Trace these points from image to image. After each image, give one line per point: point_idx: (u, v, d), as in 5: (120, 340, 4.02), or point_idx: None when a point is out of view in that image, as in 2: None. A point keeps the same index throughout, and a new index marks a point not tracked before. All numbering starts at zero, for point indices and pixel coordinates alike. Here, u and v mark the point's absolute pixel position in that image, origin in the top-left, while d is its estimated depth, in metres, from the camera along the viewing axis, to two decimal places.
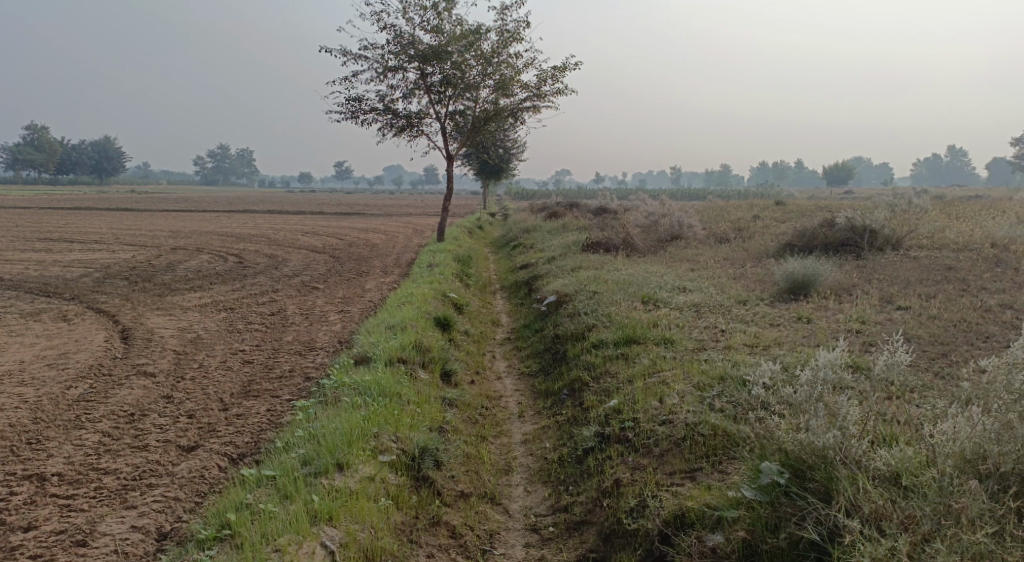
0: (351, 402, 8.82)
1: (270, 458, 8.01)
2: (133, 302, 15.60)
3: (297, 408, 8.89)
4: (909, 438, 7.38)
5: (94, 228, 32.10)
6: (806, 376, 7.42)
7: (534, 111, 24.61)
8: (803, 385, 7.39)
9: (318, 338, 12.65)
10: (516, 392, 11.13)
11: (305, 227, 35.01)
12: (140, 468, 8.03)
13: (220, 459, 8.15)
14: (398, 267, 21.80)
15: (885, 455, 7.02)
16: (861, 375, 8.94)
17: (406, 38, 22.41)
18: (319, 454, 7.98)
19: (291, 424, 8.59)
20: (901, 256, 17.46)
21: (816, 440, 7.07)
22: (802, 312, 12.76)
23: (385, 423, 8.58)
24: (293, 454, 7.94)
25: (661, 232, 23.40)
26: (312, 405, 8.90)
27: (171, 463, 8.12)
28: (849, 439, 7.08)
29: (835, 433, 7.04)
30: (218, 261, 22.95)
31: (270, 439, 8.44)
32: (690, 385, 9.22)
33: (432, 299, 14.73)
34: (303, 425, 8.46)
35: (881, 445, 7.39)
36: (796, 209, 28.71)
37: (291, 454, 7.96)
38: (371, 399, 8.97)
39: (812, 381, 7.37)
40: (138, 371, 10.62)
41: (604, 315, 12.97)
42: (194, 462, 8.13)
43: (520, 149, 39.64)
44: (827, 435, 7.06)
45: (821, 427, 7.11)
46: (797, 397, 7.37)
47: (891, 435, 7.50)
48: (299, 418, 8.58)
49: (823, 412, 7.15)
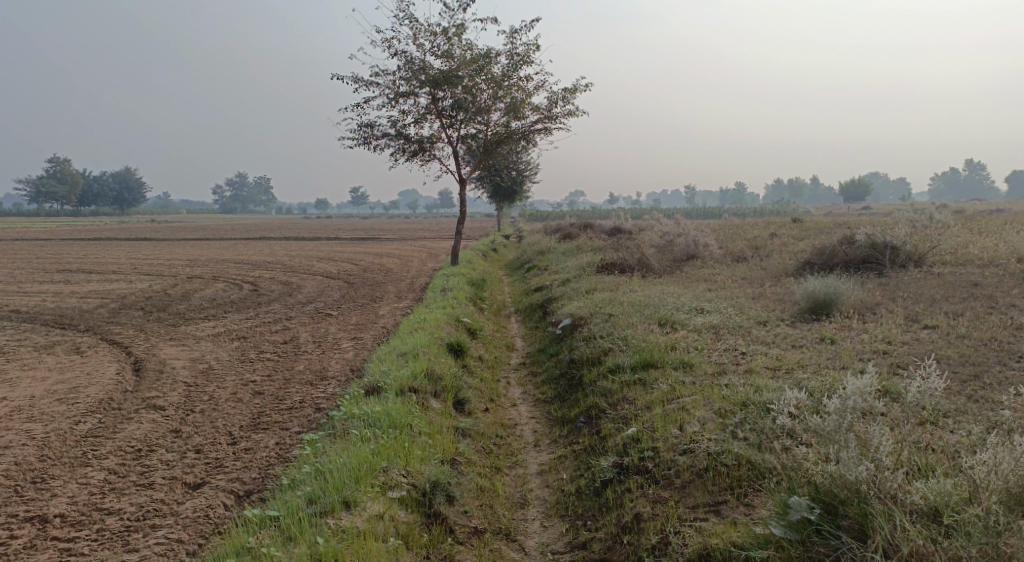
0: (359, 435, 8.56)
1: (275, 497, 7.77)
2: (146, 333, 15.44)
3: (305, 441, 8.60)
4: (948, 469, 7.21)
5: (112, 258, 32.17)
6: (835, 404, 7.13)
7: (545, 133, 24.45)
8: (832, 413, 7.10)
9: (330, 366, 12.42)
10: (531, 420, 10.85)
11: (320, 253, 34.92)
12: (144, 507, 7.80)
13: (226, 497, 7.91)
14: (412, 292, 21.60)
15: (921, 488, 6.80)
16: (890, 398, 8.66)
17: (416, 63, 22.33)
18: (324, 492, 7.73)
19: (299, 459, 8.34)
20: (925, 272, 17.11)
21: (847, 473, 6.89)
22: (825, 333, 12.47)
23: (394, 457, 8.31)
24: (298, 493, 7.69)
25: (677, 252, 23.13)
26: (320, 439, 8.63)
27: (175, 501, 7.87)
28: (883, 472, 6.90)
29: (867, 466, 6.87)
30: (232, 290, 22.82)
31: (278, 475, 8.19)
32: (711, 411, 8.91)
33: (445, 325, 14.50)
34: (310, 460, 8.21)
35: (916, 476, 7.17)
36: (814, 225, 28.37)
37: (297, 493, 7.71)
38: (381, 432, 8.72)
39: (842, 410, 7.08)
40: (148, 405, 10.36)
41: (620, 339, 12.68)
42: (199, 500, 7.88)
43: (533, 170, 39.48)
44: (859, 468, 6.89)
45: (852, 460, 6.94)
46: (826, 427, 7.11)
47: (927, 465, 7.30)
48: (306, 452, 8.32)
49: (854, 444, 6.98)
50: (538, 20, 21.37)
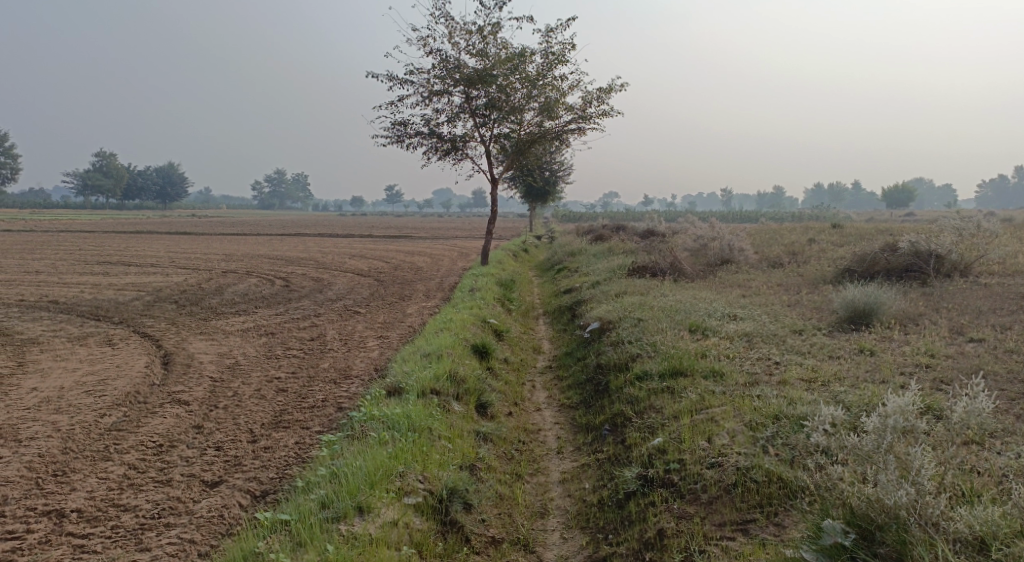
0: (378, 438, 8.38)
1: (288, 499, 7.62)
2: (177, 326, 15.41)
3: (323, 441, 8.42)
4: (994, 495, 6.91)
5: (150, 251, 32.44)
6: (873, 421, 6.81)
7: (579, 134, 24.18)
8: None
9: (354, 365, 12.26)
10: (555, 425, 10.61)
11: (353, 250, 34.95)
12: (160, 505, 7.67)
13: (242, 497, 7.76)
14: (441, 292, 21.44)
15: (965, 515, 6.50)
16: (933, 414, 8.30)
17: (451, 62, 22.16)
18: (338, 497, 7.57)
19: (315, 460, 8.17)
20: (970, 282, 16.64)
21: (887, 498, 6.59)
22: (864, 343, 12.27)
23: (412, 462, 8.13)
24: (311, 496, 7.54)
25: (711, 256, 22.77)
26: (338, 440, 8.45)
27: (191, 500, 7.74)
28: (924, 497, 6.57)
29: (908, 491, 6.56)
30: (265, 285, 22.82)
31: (295, 476, 8.02)
32: (741, 423, 8.63)
33: (471, 325, 14.29)
34: (327, 462, 8.03)
35: (960, 503, 6.85)
36: (855, 232, 27.86)
37: (310, 496, 7.56)
38: (399, 435, 8.53)
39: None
40: (173, 399, 9.95)
41: (649, 344, 12.40)
42: (215, 499, 7.74)
43: (567, 171, 39.21)
44: (898, 492, 6.60)
45: (890, 483, 6.63)
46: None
47: (972, 490, 7.00)
48: (323, 454, 8.13)
49: (894, 466, 6.68)
50: (574, 19, 21.08)
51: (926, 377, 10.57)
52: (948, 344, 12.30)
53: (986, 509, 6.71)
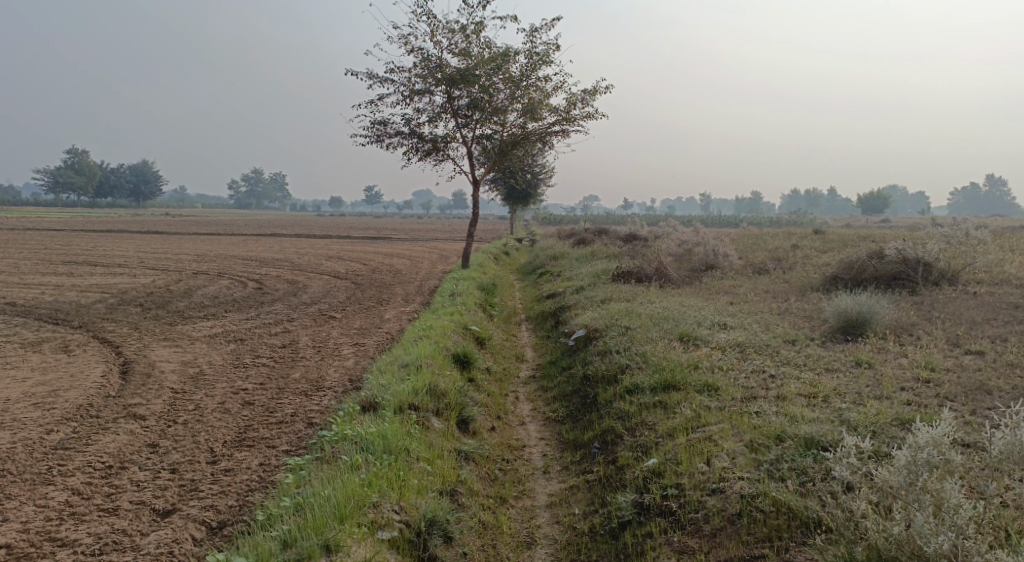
0: (350, 461, 7.72)
1: (246, 535, 6.94)
2: (141, 332, 14.62)
3: (290, 464, 7.73)
4: None
5: (120, 251, 31.51)
6: (903, 454, 6.45)
7: (563, 136, 23.60)
8: (899, 465, 6.43)
9: (327, 375, 11.58)
10: (540, 441, 9.99)
11: (329, 251, 34.12)
12: (102, 539, 6.97)
13: (196, 530, 7.08)
14: (420, 296, 20.78)
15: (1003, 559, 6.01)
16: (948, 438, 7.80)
17: (433, 61, 21.51)
18: (303, 532, 6.91)
19: (279, 487, 7.47)
20: (959, 291, 16.25)
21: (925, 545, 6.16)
22: (860, 355, 11.74)
23: (387, 490, 7.49)
24: (271, 535, 6.86)
25: (695, 262, 22.24)
26: (306, 464, 7.77)
27: (139, 532, 7.05)
28: (965, 540, 6.12)
29: (949, 535, 6.12)
30: (236, 287, 22.01)
31: (256, 505, 7.32)
32: (741, 443, 8.08)
33: (452, 333, 13.64)
34: (291, 491, 7.34)
35: (999, 546, 6.39)
36: (838, 238, 27.51)
37: (270, 533, 6.88)
38: (374, 457, 7.87)
39: (913, 464, 6.36)
40: (128, 414, 9.21)
41: (639, 355, 11.81)
42: (165, 532, 7.05)
43: (548, 173, 38.61)
44: (938, 538, 6.15)
45: (928, 528, 6.18)
46: (893, 482, 6.43)
47: (1007, 530, 6.53)
48: (288, 479, 7.44)
49: (929, 507, 6.23)
50: (559, 20, 20.40)
51: (928, 393, 10.05)
52: (945, 356, 11.81)
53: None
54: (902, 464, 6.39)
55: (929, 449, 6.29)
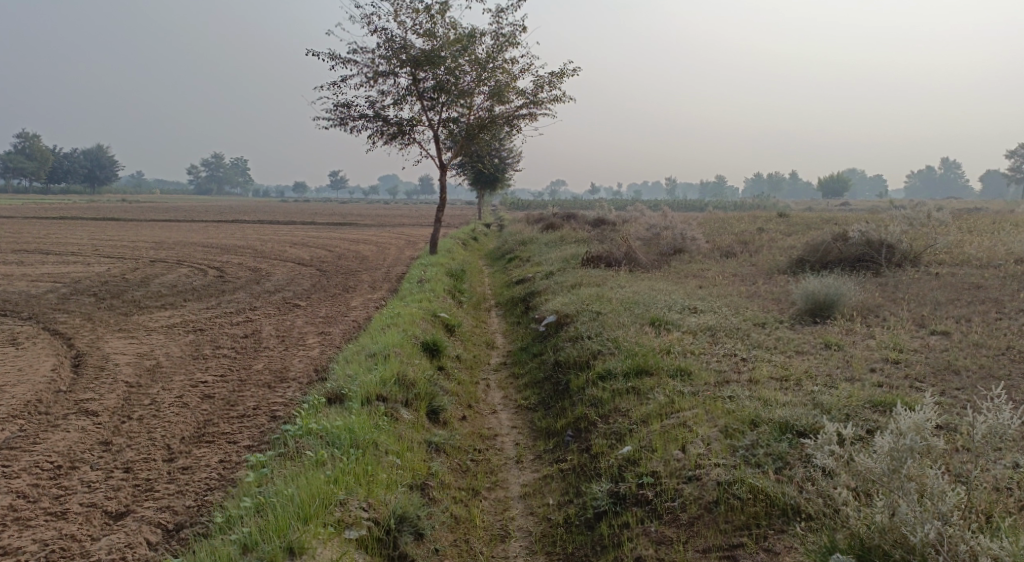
0: (314, 457, 7.46)
1: (204, 539, 6.66)
2: (95, 323, 14.22)
3: (251, 461, 7.45)
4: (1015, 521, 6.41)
5: (76, 239, 30.73)
6: (885, 441, 6.34)
7: (529, 119, 23.36)
8: (881, 452, 6.29)
9: (292, 366, 11.29)
10: (512, 430, 9.80)
11: (292, 238, 33.62)
12: (49, 546, 6.66)
13: (150, 534, 6.79)
14: (386, 283, 20.48)
15: (989, 547, 5.93)
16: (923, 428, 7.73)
17: (397, 42, 21.11)
18: (264, 534, 6.66)
19: (239, 486, 7.18)
20: (923, 271, 16.30)
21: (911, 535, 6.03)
22: (829, 337, 11.68)
23: (354, 486, 7.25)
24: (231, 538, 6.58)
25: (663, 246, 22.14)
26: (269, 459, 7.49)
27: (90, 537, 6.74)
28: (952, 530, 6.02)
29: (936, 525, 5.99)
30: (196, 276, 21.56)
31: (215, 506, 7.04)
32: (715, 429, 7.97)
33: (420, 320, 13.39)
34: (252, 490, 7.07)
35: (983, 532, 6.32)
36: (802, 220, 27.58)
37: (230, 537, 6.60)
38: (340, 451, 7.62)
39: (895, 450, 6.24)
40: (81, 413, 8.88)
41: (610, 340, 11.64)
42: (117, 536, 6.75)
43: (514, 158, 38.35)
44: (926, 527, 6.02)
45: (915, 518, 6.06)
46: (875, 470, 6.30)
47: (989, 516, 6.46)
48: (248, 476, 7.17)
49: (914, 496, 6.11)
50: (524, 0, 20.09)
51: (898, 373, 9.98)
52: (913, 337, 11.79)
53: (1010, 538, 6.15)
54: (885, 451, 6.26)
55: (912, 435, 6.17)
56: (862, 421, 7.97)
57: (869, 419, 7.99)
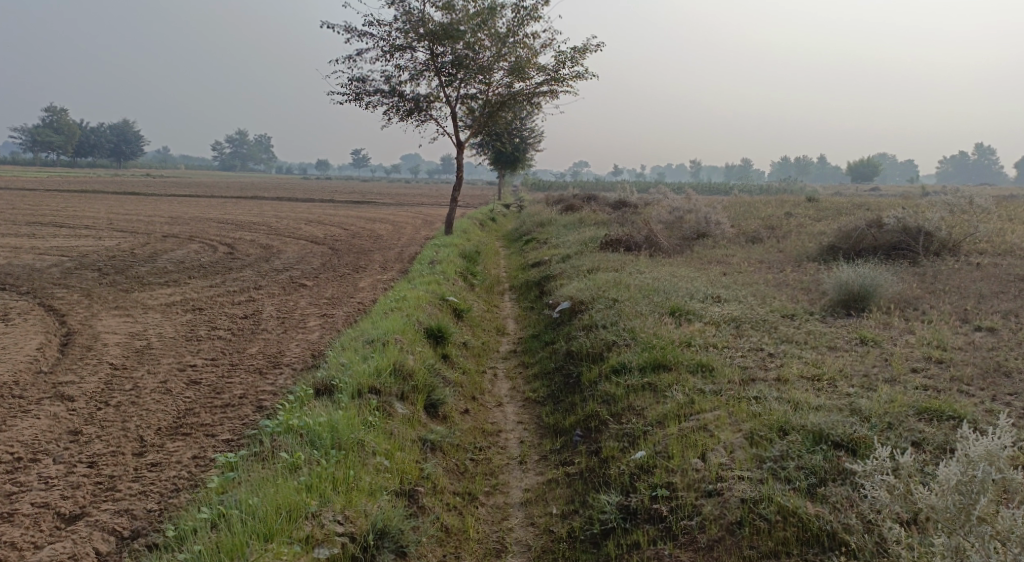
0: (290, 460, 6.84)
1: (156, 555, 6.07)
2: (92, 299, 13.64)
3: (221, 461, 6.82)
4: None
5: (92, 212, 30.31)
6: (951, 472, 5.84)
7: (551, 97, 22.50)
8: (947, 487, 5.81)
9: (288, 350, 10.62)
10: (518, 426, 9.09)
11: (309, 215, 33.01)
12: None
13: (101, 543, 6.21)
14: (399, 263, 19.80)
15: None
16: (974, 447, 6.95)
17: (415, 15, 20.29)
18: (219, 554, 6.07)
19: (204, 491, 6.57)
20: (963, 261, 15.38)
21: None
22: (865, 331, 10.85)
23: (331, 495, 6.64)
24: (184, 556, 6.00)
25: (686, 230, 21.29)
26: (241, 460, 6.87)
27: (33, 545, 6.17)
28: None
29: None
30: (206, 251, 20.97)
31: (174, 513, 6.43)
32: (739, 435, 7.29)
33: (427, 304, 12.69)
34: (213, 499, 6.46)
35: None
36: (831, 206, 26.58)
37: (183, 554, 6.02)
38: (320, 454, 6.99)
39: (964, 483, 5.77)
40: (55, 397, 8.26)
41: (627, 330, 10.89)
42: (64, 545, 6.18)
43: (537, 137, 37.45)
44: None
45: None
46: (939, 506, 5.81)
47: None
48: (212, 482, 6.56)
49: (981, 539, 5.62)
50: None
51: (941, 375, 9.14)
52: (955, 333, 10.95)
53: None
54: (952, 485, 5.78)
55: (985, 466, 5.70)
56: (905, 430, 7.22)
57: (912, 428, 7.23)
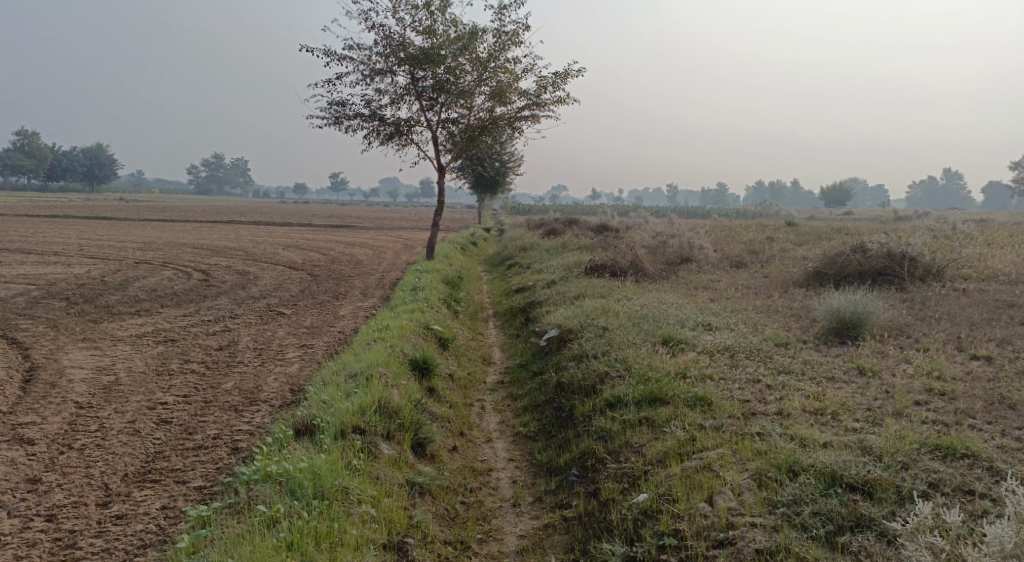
0: (268, 514, 6.49)
1: None
2: (59, 331, 13.06)
3: (191, 516, 6.46)
4: None
5: (62, 238, 29.51)
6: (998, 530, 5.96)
7: (532, 122, 22.20)
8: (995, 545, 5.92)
9: (266, 385, 10.12)
10: (509, 464, 8.63)
11: (287, 240, 32.41)
12: None
13: None
14: (379, 290, 19.34)
15: None
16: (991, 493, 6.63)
17: (395, 39, 19.96)
18: None
19: (171, 550, 6.24)
20: (951, 287, 15.14)
21: None
22: (861, 361, 10.50)
23: (314, 554, 6.28)
24: None
25: (670, 254, 20.97)
26: (215, 514, 6.49)
27: None
28: None
29: None
30: (179, 279, 20.39)
31: None
32: (746, 477, 7.09)
33: (411, 334, 12.23)
34: (182, 559, 6.11)
35: None
36: (811, 230, 26.38)
37: None
38: (300, 507, 6.61)
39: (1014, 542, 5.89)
40: (14, 438, 7.78)
41: (619, 360, 10.47)
42: None
43: (516, 160, 37.10)
44: None
45: None
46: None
47: None
48: (182, 541, 6.21)
49: None
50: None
51: (945, 407, 8.78)
52: (952, 362, 10.64)
53: None
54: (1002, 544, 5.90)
55: None
56: (921, 470, 6.88)
57: (929, 467, 6.90)
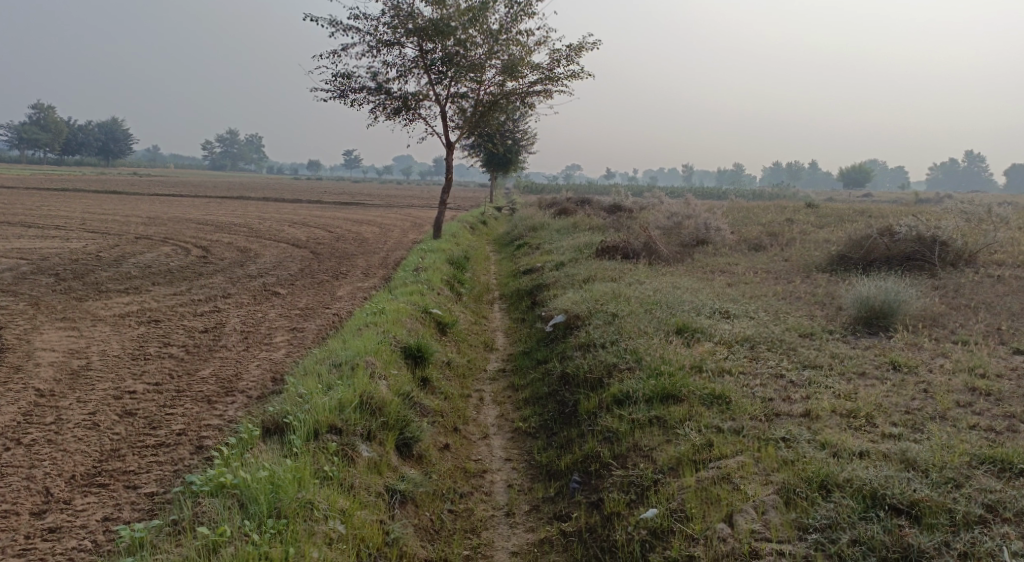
0: (213, 536, 5.86)
1: None
2: (38, 309, 12.32)
3: (125, 537, 5.85)
4: None
5: (66, 211, 28.81)
6: None
7: (545, 97, 21.25)
8: None
9: (246, 373, 9.30)
10: (505, 464, 7.79)
11: (295, 217, 31.60)
12: None
13: None
14: (382, 269, 18.54)
15: None
16: None
17: (404, 9, 19.02)
18: None
19: None
20: (985, 273, 14.17)
21: None
22: (893, 355, 9.58)
23: None
24: None
25: (684, 236, 20.03)
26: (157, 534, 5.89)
27: None
28: None
29: None
30: (177, 255, 19.64)
31: None
32: (771, 491, 6.39)
33: (407, 318, 11.41)
34: None
35: None
36: (831, 212, 25.29)
37: None
38: (256, 527, 6.00)
39: None
40: None
41: (629, 350, 9.61)
42: None
43: (529, 138, 36.12)
44: None
45: None
46: None
47: None
48: None
49: None
50: None
51: (993, 410, 7.89)
52: (992, 357, 9.72)
53: None
54: None
55: None
56: (976, 490, 6.13)
57: (985, 487, 6.14)
